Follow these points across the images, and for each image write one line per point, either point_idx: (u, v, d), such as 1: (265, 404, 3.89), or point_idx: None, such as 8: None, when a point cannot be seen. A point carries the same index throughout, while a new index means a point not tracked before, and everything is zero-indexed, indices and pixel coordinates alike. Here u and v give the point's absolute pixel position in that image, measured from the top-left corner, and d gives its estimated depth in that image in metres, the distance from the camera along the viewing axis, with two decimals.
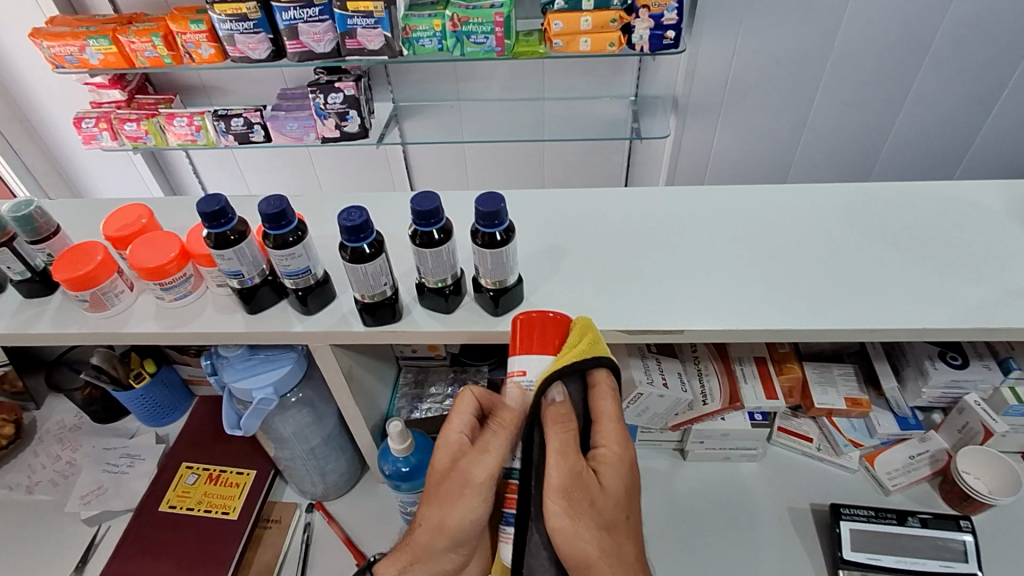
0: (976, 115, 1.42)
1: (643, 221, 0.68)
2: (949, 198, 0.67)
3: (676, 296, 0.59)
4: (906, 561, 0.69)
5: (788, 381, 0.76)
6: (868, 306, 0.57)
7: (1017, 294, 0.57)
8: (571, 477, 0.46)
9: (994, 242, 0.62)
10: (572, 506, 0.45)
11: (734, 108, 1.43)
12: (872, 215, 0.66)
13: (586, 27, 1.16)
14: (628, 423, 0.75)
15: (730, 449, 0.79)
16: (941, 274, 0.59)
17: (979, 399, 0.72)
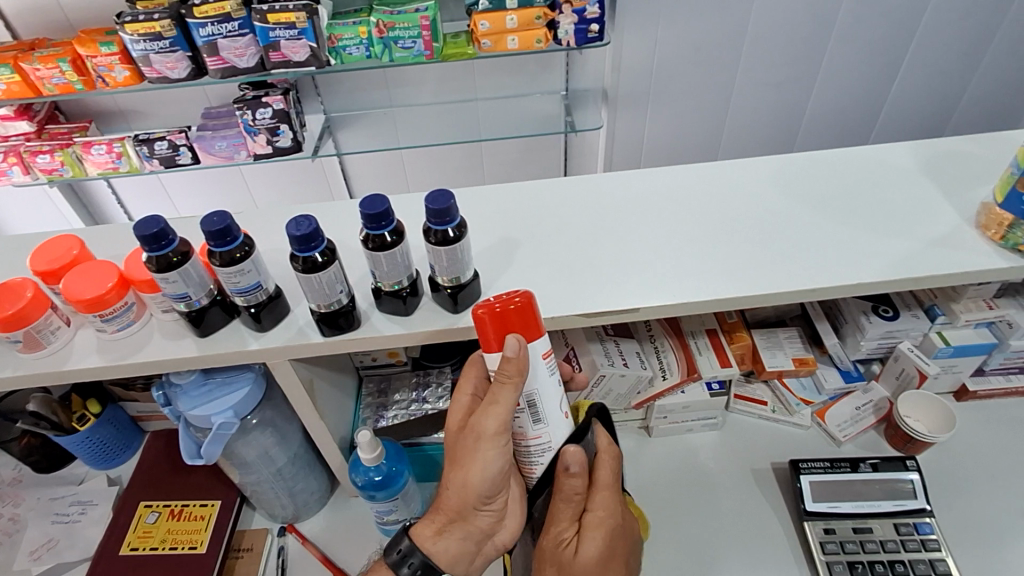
0: (882, 85, 1.52)
1: (589, 208, 0.69)
2: (866, 160, 0.71)
3: (630, 276, 0.61)
4: (862, 505, 0.74)
5: (739, 349, 0.80)
6: (806, 268, 0.60)
7: (936, 244, 0.61)
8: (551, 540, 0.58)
9: (911, 197, 0.66)
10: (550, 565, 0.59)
11: (661, 95, 1.49)
12: (800, 182, 0.70)
13: (512, 25, 1.18)
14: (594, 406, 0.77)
15: (692, 421, 0.82)
16: (868, 232, 0.63)
17: (911, 345, 0.78)
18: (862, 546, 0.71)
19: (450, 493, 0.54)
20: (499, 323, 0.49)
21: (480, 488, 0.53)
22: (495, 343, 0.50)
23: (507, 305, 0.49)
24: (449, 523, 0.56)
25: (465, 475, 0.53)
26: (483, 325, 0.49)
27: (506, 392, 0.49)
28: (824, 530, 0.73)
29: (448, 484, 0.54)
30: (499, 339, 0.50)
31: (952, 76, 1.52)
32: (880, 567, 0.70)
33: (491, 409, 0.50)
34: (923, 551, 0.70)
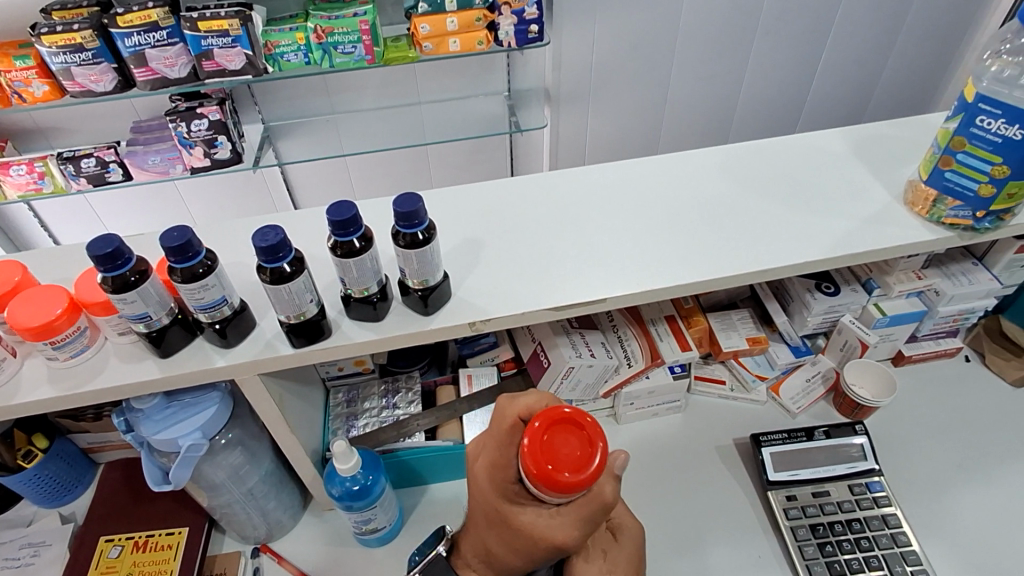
0: (804, 77, 1.62)
1: (548, 204, 0.71)
2: (802, 146, 0.76)
3: (594, 268, 0.63)
4: (819, 471, 0.78)
5: (697, 332, 0.84)
6: (757, 250, 0.64)
7: (872, 221, 0.66)
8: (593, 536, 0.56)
9: (846, 179, 0.71)
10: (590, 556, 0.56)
11: (601, 93, 1.53)
12: (745, 170, 0.73)
13: (453, 27, 1.19)
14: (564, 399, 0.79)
15: (657, 405, 0.85)
16: (810, 214, 0.67)
17: (852, 318, 0.83)
18: (822, 509, 0.76)
19: (506, 566, 0.53)
20: (577, 483, 0.44)
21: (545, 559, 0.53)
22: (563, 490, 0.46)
23: (587, 470, 0.44)
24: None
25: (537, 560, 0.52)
26: (554, 486, 0.44)
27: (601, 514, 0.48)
28: (787, 497, 0.77)
29: (510, 567, 0.52)
30: (572, 494, 0.45)
31: (866, 66, 1.63)
32: (839, 526, 0.75)
33: (586, 530, 0.48)
34: (876, 508, 0.76)
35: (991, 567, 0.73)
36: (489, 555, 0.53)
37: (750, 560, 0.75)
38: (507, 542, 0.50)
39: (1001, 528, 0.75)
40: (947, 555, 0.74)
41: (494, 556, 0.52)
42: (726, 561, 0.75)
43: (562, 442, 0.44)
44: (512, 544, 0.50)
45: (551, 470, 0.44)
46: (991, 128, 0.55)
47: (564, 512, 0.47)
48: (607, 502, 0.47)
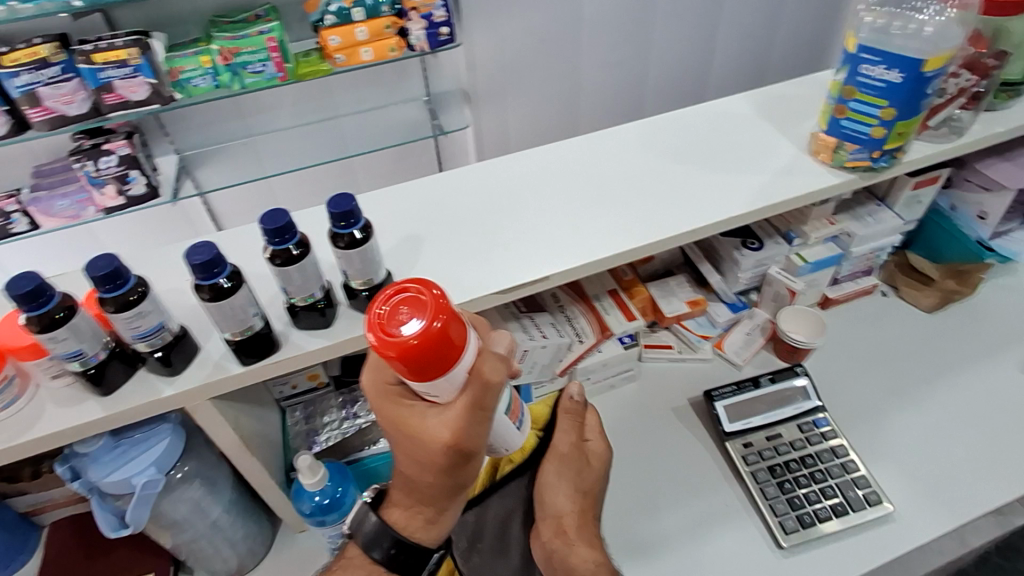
0: (706, 55, 1.70)
1: (482, 192, 0.72)
2: (713, 113, 0.80)
3: (535, 249, 0.65)
4: (769, 416, 0.83)
5: (639, 302, 0.88)
6: (685, 212, 0.67)
7: (784, 173, 0.71)
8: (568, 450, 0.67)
9: (756, 138, 0.76)
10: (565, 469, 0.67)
11: (518, 89, 1.56)
12: (664, 139, 0.77)
13: (364, 37, 1.19)
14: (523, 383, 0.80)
15: (612, 377, 0.88)
16: (729, 173, 0.72)
17: (779, 269, 0.88)
18: (776, 450, 0.81)
19: (431, 491, 0.53)
20: (430, 351, 0.43)
21: (466, 475, 0.52)
22: (427, 367, 0.44)
23: (430, 327, 0.42)
24: (438, 516, 0.55)
25: (456, 474, 0.51)
26: (410, 359, 0.43)
27: (489, 397, 0.47)
28: (743, 444, 0.82)
29: (432, 489, 0.52)
30: (434, 367, 0.44)
31: (760, 40, 1.74)
32: (794, 464, 0.80)
33: (478, 418, 0.48)
34: (824, 441, 0.81)
35: (931, 479, 0.79)
36: (408, 478, 0.53)
37: (718, 509, 0.79)
38: (414, 456, 0.50)
39: (934, 442, 0.82)
40: (891, 474, 0.80)
41: (414, 480, 0.53)
42: (696, 514, 0.79)
43: (404, 311, 0.43)
44: (417, 455, 0.50)
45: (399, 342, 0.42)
46: (874, 74, 0.60)
47: (452, 407, 0.47)
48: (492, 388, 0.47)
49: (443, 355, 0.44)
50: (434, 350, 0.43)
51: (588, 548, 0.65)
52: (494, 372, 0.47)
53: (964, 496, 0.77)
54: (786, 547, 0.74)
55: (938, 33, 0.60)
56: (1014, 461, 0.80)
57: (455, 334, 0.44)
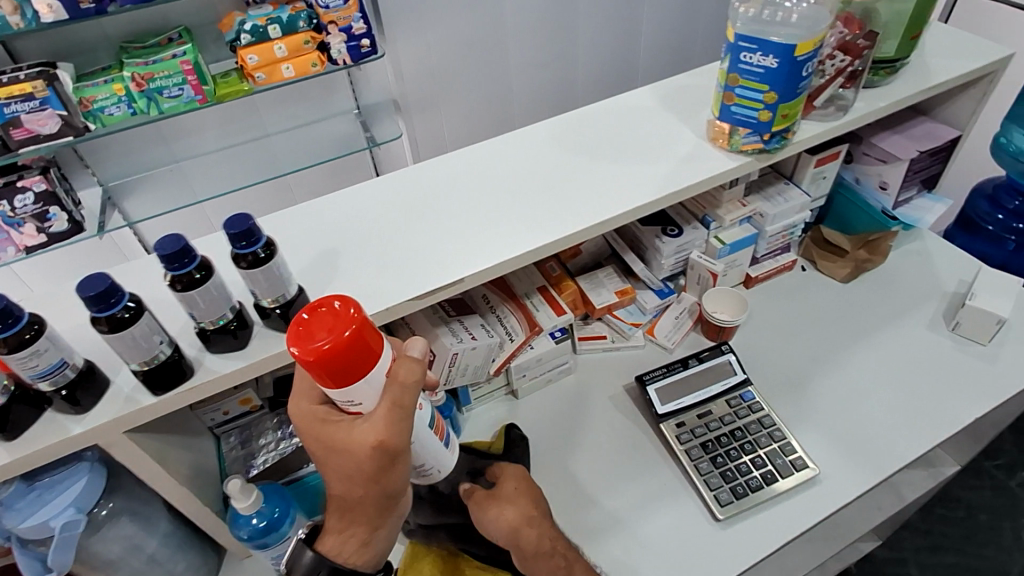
0: (631, 51, 1.76)
1: (397, 201, 0.72)
2: (619, 108, 0.83)
3: (450, 253, 0.66)
4: (699, 394, 0.86)
5: (569, 296, 0.90)
6: (593, 205, 0.69)
7: (687, 159, 0.74)
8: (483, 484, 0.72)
9: (660, 129, 0.79)
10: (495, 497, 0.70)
11: (450, 97, 1.58)
12: (573, 137, 0.79)
13: (282, 53, 1.18)
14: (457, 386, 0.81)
15: (549, 371, 0.89)
16: (635, 164, 0.74)
17: (699, 253, 0.91)
18: (707, 427, 0.84)
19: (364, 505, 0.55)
20: (345, 358, 0.45)
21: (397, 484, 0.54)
22: (343, 373, 0.46)
23: (343, 336, 0.44)
24: (373, 534, 0.57)
25: (386, 483, 0.53)
26: (327, 367, 0.44)
27: (409, 396, 0.49)
28: (676, 424, 0.84)
29: (366, 502, 0.55)
30: (351, 372, 0.46)
31: (680, 33, 1.80)
32: (725, 438, 0.83)
33: (401, 420, 0.49)
34: (751, 414, 0.84)
35: (853, 438, 0.83)
36: (342, 495, 0.55)
37: (658, 489, 0.81)
38: (344, 470, 0.52)
39: (855, 404, 0.86)
40: (817, 438, 0.84)
41: (348, 496, 0.55)
42: (637, 496, 0.81)
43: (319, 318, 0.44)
44: (346, 467, 0.52)
45: (315, 348, 0.43)
46: (754, 62, 0.63)
47: (374, 412, 0.49)
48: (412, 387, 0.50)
49: (361, 359, 0.46)
50: (349, 356, 0.45)
51: (534, 529, 0.69)
52: (411, 372, 0.50)
53: (885, 451, 0.82)
54: (722, 518, 0.77)
55: (808, 19, 0.64)
56: (928, 413, 0.85)
57: (370, 339, 0.46)
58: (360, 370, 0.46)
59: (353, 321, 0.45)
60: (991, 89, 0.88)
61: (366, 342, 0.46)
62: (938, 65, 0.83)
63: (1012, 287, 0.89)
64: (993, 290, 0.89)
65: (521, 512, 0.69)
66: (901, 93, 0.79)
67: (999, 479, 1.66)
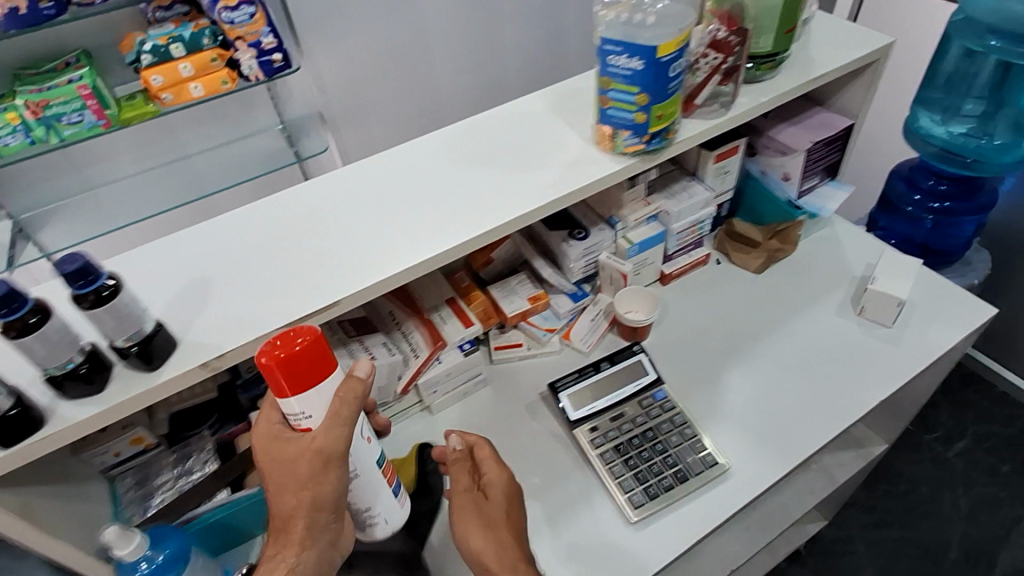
0: (562, 52, 1.76)
1: (278, 223, 0.70)
2: (509, 114, 0.82)
3: (326, 275, 0.64)
4: (612, 397, 0.85)
5: (479, 307, 0.88)
6: (475, 217, 0.68)
7: (572, 164, 0.73)
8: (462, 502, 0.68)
9: (548, 134, 0.77)
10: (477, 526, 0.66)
11: (379, 107, 1.56)
12: (461, 146, 0.78)
13: (188, 72, 1.13)
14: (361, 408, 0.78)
15: (463, 384, 0.86)
16: (520, 171, 0.73)
17: (609, 255, 0.90)
18: (620, 429, 0.83)
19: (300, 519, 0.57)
20: (298, 366, 0.52)
21: (333, 501, 0.57)
22: (297, 379, 0.53)
23: (297, 345, 0.52)
24: (306, 559, 0.57)
25: (322, 494, 0.56)
26: (284, 373, 0.52)
27: (348, 405, 0.55)
28: (590, 429, 0.83)
29: (303, 516, 0.57)
30: (302, 380, 0.53)
31: None
32: (638, 439, 0.82)
33: (340, 428, 0.55)
34: (664, 413, 0.84)
35: (765, 430, 0.83)
36: (281, 511, 0.57)
37: (574, 496, 0.80)
38: (286, 479, 0.56)
39: (766, 394, 0.87)
40: (728, 431, 0.84)
41: (286, 510, 0.57)
42: (553, 505, 0.80)
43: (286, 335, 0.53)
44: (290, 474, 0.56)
45: (280, 347, 0.52)
46: (620, 64, 0.63)
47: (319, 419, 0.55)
48: (355, 400, 0.56)
49: (315, 368, 0.54)
50: (301, 365, 0.53)
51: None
52: (354, 387, 0.56)
53: (795, 440, 0.82)
54: (635, 520, 0.77)
55: (664, 22, 0.65)
56: (836, 399, 0.85)
57: (320, 353, 0.54)
58: (312, 380, 0.54)
59: (307, 335, 0.53)
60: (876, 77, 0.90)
61: (318, 356, 0.54)
62: (820, 57, 0.84)
63: (913, 269, 0.90)
64: (899, 273, 0.90)
65: (499, 553, 0.65)
66: (781, 87, 0.80)
67: (937, 452, 1.71)
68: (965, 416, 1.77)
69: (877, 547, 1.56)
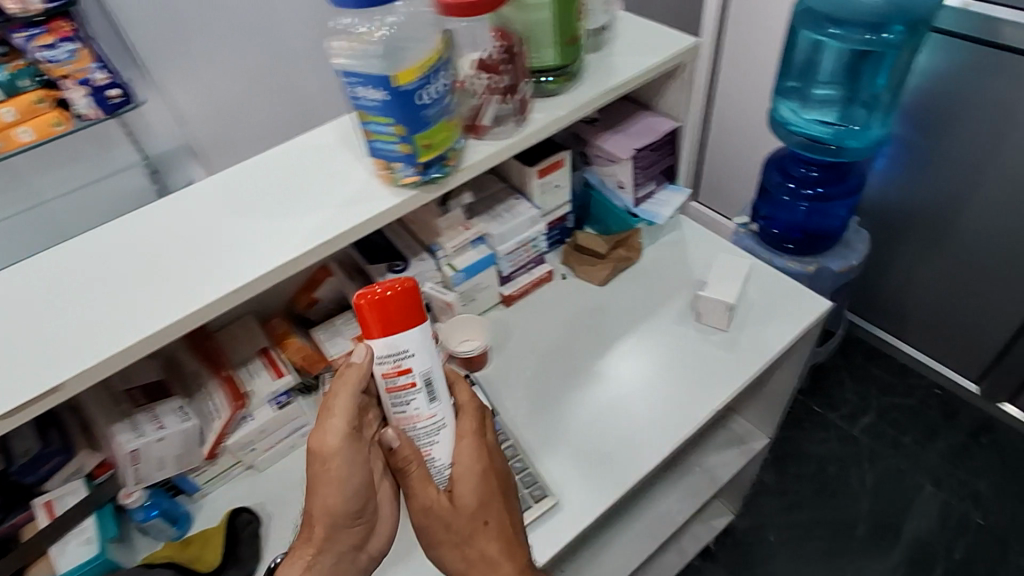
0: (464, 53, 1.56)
1: (11, 302, 0.64)
2: (296, 146, 0.76)
3: (59, 352, 0.59)
4: None
5: (297, 352, 0.83)
6: (232, 273, 0.64)
7: (347, 202, 0.69)
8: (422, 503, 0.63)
9: (330, 167, 0.73)
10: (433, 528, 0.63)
11: (244, 134, 1.31)
12: (238, 190, 0.72)
13: (9, 117, 0.89)
14: (149, 488, 0.71)
15: (285, 438, 0.79)
16: (292, 216, 0.69)
17: (434, 285, 0.87)
18: None
19: (319, 516, 0.62)
20: (391, 311, 0.59)
21: (354, 489, 0.62)
22: (381, 327, 0.59)
23: (391, 289, 0.58)
24: (320, 553, 0.62)
25: (333, 488, 0.61)
26: (379, 315, 0.59)
27: (351, 390, 0.61)
28: None
29: (327, 512, 0.62)
30: (393, 324, 0.59)
31: None
32: None
33: (346, 416, 0.61)
34: None
35: (594, 453, 0.81)
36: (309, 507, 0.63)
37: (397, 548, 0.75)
38: (313, 475, 0.62)
39: (606, 413, 0.84)
40: (562, 458, 0.81)
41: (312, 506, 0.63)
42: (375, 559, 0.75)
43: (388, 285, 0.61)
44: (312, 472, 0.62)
45: (374, 291, 0.58)
46: (367, 97, 0.59)
47: (335, 408, 0.62)
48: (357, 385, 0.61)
49: (403, 317, 0.59)
50: (391, 310, 0.58)
51: None
52: (355, 377, 0.61)
53: (624, 462, 0.80)
54: None
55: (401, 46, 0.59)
56: (665, 412, 0.84)
57: (403, 305, 0.59)
58: (404, 324, 0.60)
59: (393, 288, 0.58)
60: (688, 78, 0.88)
61: (406, 306, 0.59)
62: (621, 65, 0.82)
63: (740, 272, 0.91)
64: (726, 278, 0.90)
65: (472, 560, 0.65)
66: (579, 100, 0.76)
67: (843, 429, 1.69)
68: (868, 391, 1.78)
69: (787, 533, 1.53)
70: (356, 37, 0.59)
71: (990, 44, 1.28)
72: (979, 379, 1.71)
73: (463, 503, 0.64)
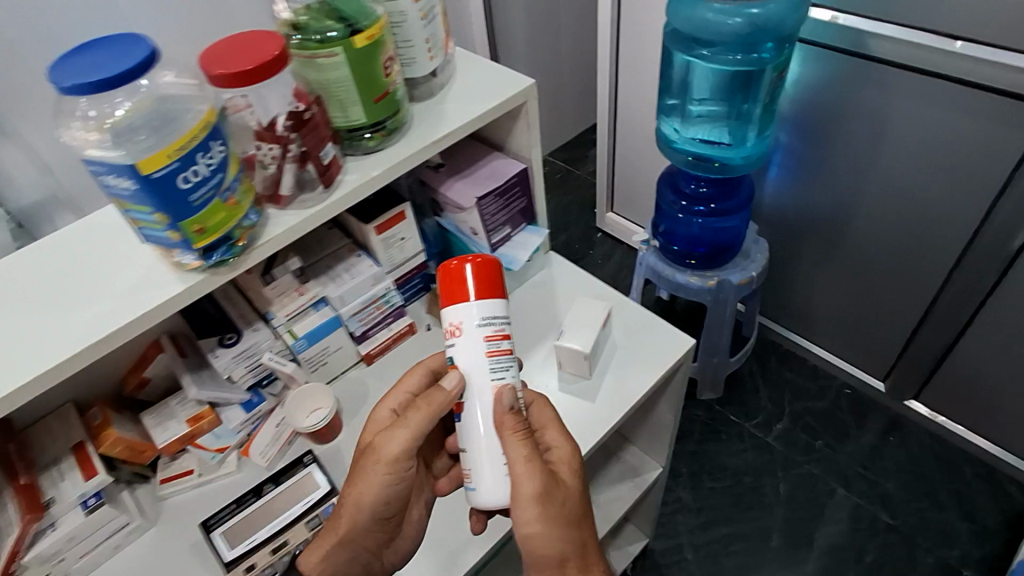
0: None
1: None
2: (92, 225, 0.70)
3: None
4: (274, 524, 0.75)
5: (117, 444, 0.75)
6: None
7: (128, 292, 0.63)
8: (539, 487, 0.67)
9: (120, 251, 0.67)
10: (543, 509, 0.67)
11: None
12: (15, 280, 0.65)
13: None
14: None
15: (99, 540, 0.73)
16: (68, 309, 0.62)
17: (273, 354, 0.80)
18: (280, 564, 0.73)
19: (352, 508, 0.70)
20: (484, 277, 0.68)
21: (391, 497, 0.71)
22: (476, 292, 0.68)
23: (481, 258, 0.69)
24: (349, 541, 0.71)
25: (379, 488, 0.69)
26: (474, 279, 0.68)
27: (433, 411, 0.67)
28: (246, 570, 0.72)
29: (358, 513, 0.70)
30: (487, 288, 0.69)
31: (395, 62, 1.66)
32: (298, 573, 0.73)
33: (415, 431, 0.68)
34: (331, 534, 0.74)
35: None
36: (350, 500, 0.71)
37: None
38: (359, 475, 0.70)
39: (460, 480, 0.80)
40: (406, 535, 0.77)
41: (355, 502, 0.70)
42: None
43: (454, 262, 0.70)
44: (359, 470, 0.70)
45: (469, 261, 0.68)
46: (117, 185, 0.53)
47: (411, 419, 0.68)
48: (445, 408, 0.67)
49: (491, 285, 0.69)
50: (478, 280, 0.68)
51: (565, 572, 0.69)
52: (441, 403, 0.67)
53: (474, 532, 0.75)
54: None
55: (153, 130, 0.55)
56: None
57: (491, 278, 0.69)
58: (494, 290, 0.69)
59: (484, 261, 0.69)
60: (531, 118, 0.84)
61: (493, 273, 0.69)
62: (449, 113, 0.77)
63: (599, 317, 0.88)
64: (583, 324, 0.87)
65: (570, 543, 0.69)
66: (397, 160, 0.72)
67: (758, 438, 1.71)
68: (782, 396, 1.79)
69: (703, 551, 1.54)
70: (96, 122, 0.55)
71: (860, 55, 1.28)
72: (885, 377, 1.74)
73: (567, 478, 0.71)
